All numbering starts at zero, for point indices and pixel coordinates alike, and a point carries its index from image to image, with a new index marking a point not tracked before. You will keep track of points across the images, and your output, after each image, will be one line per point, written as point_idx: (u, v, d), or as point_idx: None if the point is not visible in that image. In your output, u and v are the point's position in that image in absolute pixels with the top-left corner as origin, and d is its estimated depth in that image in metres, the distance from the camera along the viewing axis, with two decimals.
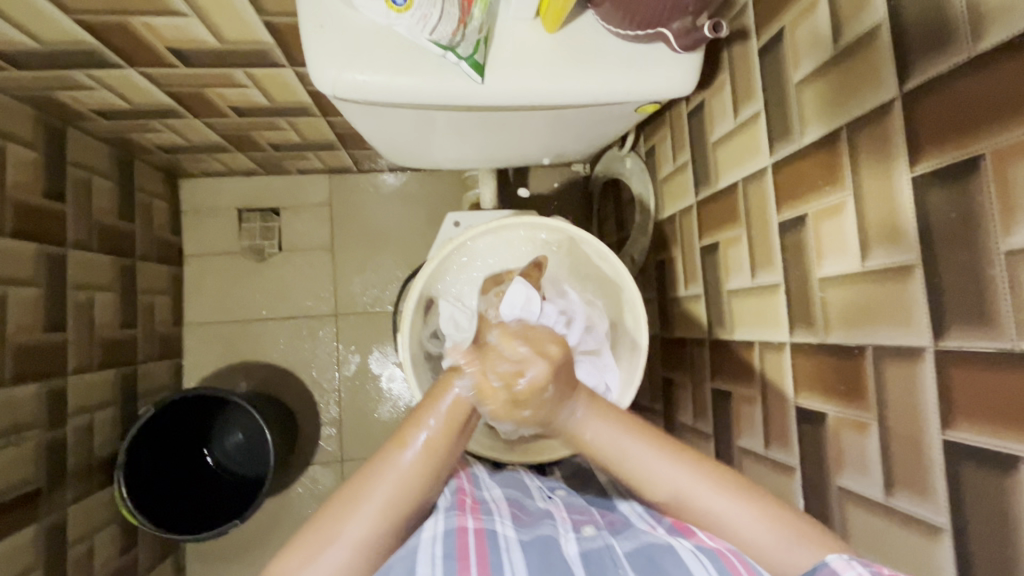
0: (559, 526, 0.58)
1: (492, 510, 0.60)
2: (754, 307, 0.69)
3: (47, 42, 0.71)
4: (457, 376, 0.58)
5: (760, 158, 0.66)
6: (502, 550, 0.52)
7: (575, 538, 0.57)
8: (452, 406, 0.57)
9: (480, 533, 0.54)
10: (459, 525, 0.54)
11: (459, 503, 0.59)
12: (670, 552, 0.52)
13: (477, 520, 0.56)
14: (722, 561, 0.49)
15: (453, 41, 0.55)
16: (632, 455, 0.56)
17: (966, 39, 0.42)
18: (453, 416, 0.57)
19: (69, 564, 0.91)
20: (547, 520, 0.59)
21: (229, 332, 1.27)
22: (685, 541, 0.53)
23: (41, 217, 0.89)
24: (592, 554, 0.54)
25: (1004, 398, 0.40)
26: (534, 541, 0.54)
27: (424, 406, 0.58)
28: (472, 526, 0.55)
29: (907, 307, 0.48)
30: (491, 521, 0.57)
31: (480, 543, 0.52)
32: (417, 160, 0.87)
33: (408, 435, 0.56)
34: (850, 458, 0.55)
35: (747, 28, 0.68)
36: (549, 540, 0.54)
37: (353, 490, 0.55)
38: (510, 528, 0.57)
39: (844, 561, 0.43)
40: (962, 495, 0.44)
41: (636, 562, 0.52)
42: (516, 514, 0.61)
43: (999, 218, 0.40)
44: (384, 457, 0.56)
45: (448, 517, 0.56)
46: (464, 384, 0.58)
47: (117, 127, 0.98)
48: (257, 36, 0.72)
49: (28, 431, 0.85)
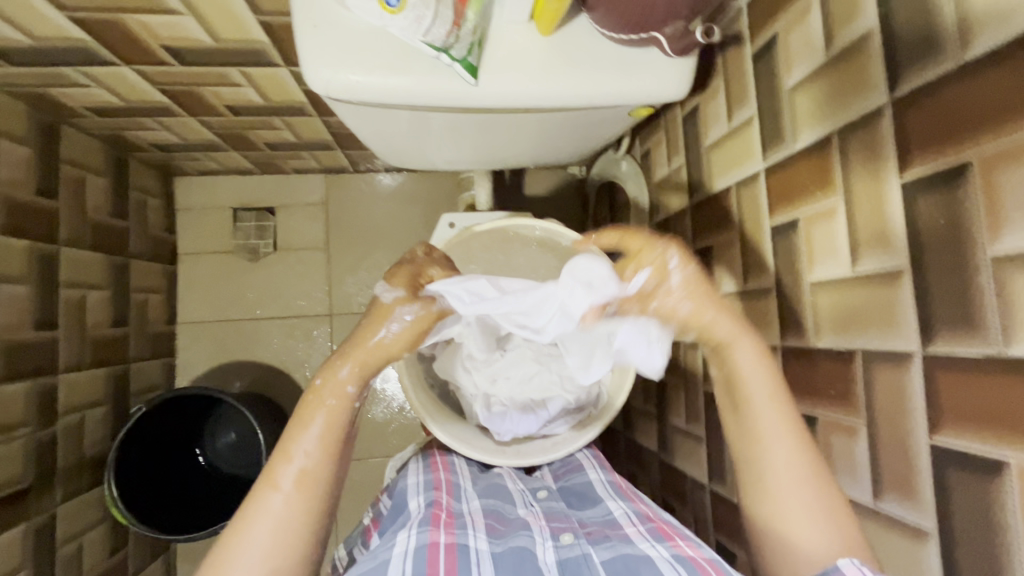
0: (535, 536, 0.58)
1: (467, 523, 0.59)
2: (747, 311, 0.69)
3: (40, 39, 0.71)
4: (317, 404, 0.58)
5: (753, 163, 0.67)
6: (474, 566, 0.52)
7: (553, 546, 0.58)
8: (314, 438, 0.57)
9: (451, 548, 0.54)
10: (432, 540, 0.54)
11: (433, 518, 0.58)
12: (647, 562, 0.53)
13: (449, 535, 0.56)
14: (690, 562, 0.52)
15: (447, 43, 0.55)
16: (767, 427, 0.56)
17: (955, 48, 0.43)
18: (324, 437, 0.58)
19: (57, 563, 0.90)
20: (523, 531, 0.59)
21: (222, 331, 1.27)
22: (662, 550, 0.54)
23: (33, 214, 0.89)
24: (569, 562, 0.56)
25: (991, 402, 0.41)
26: (506, 554, 0.55)
27: (289, 437, 0.58)
28: (444, 541, 0.54)
29: (896, 312, 0.48)
30: (464, 535, 0.56)
31: (451, 558, 0.52)
32: (411, 161, 0.87)
33: (278, 476, 0.56)
34: (840, 461, 0.55)
35: (741, 34, 0.69)
36: (524, 554, 0.55)
37: (227, 541, 0.54)
38: (483, 542, 0.57)
39: (856, 567, 0.45)
40: (949, 499, 0.44)
41: (613, 568, 0.54)
42: (492, 524, 0.61)
43: (987, 223, 0.41)
44: (255, 502, 0.55)
45: (420, 533, 0.55)
46: (328, 410, 0.58)
47: (111, 124, 0.98)
48: (253, 35, 0.72)
49: (17, 428, 0.84)
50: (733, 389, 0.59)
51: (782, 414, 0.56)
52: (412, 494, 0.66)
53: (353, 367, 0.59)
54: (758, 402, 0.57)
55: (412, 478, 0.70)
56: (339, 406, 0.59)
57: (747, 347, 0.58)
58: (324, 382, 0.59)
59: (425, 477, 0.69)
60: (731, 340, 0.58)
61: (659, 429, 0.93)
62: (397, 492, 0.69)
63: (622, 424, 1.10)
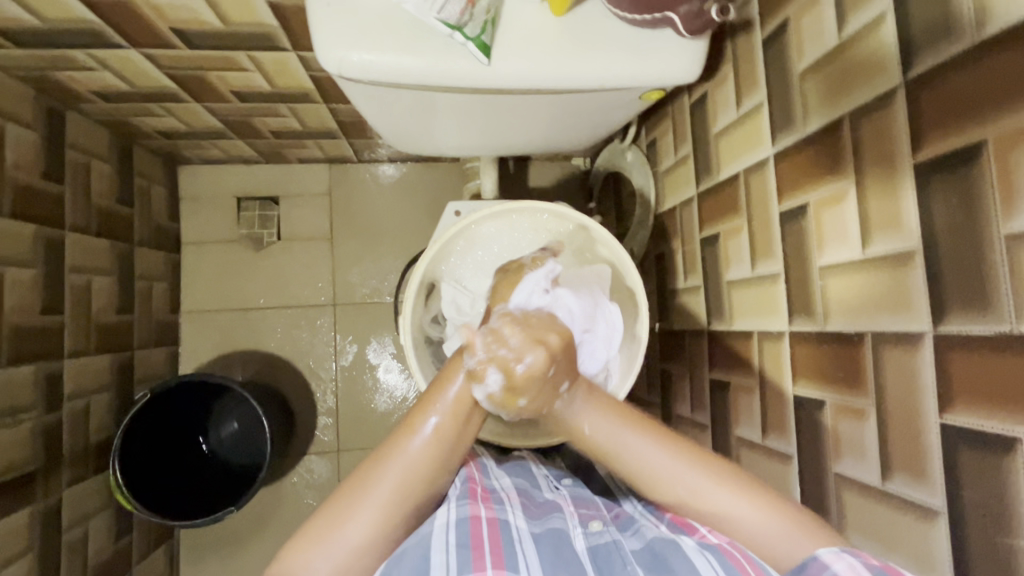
0: (568, 520, 0.58)
1: (503, 499, 0.59)
2: (754, 298, 0.70)
3: (49, 21, 0.71)
4: (468, 358, 0.57)
5: (762, 149, 0.67)
6: (516, 541, 0.52)
7: (583, 533, 0.56)
8: (461, 392, 0.55)
9: (492, 522, 0.53)
10: (473, 514, 0.53)
11: (471, 492, 0.57)
12: (675, 549, 0.51)
13: (489, 509, 0.55)
14: (729, 559, 0.49)
15: (461, 21, 0.55)
16: (629, 448, 0.54)
17: (969, 28, 0.43)
18: (463, 398, 0.55)
19: (63, 548, 0.90)
20: (556, 514, 0.58)
21: (225, 320, 1.27)
22: (688, 538, 0.54)
23: (40, 198, 0.89)
24: (600, 549, 0.54)
25: (1004, 380, 0.41)
26: (545, 534, 0.54)
27: (433, 388, 0.56)
28: (485, 515, 0.53)
29: (906, 293, 0.48)
30: (504, 511, 0.56)
31: (494, 532, 0.51)
32: (419, 146, 0.87)
33: (415, 420, 0.55)
34: (847, 444, 0.56)
35: (751, 20, 0.69)
36: (560, 535, 0.54)
37: (360, 479, 0.53)
38: (521, 519, 0.56)
39: (835, 555, 0.45)
40: (960, 478, 0.44)
41: (643, 558, 0.53)
42: (525, 505, 0.60)
43: (1000, 202, 0.41)
44: (391, 447, 0.54)
45: (461, 505, 0.54)
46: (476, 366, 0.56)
47: (117, 110, 0.98)
48: (262, 19, 0.72)
49: (24, 413, 0.84)
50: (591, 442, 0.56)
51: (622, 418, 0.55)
52: None
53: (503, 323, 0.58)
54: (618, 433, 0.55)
55: None
56: None
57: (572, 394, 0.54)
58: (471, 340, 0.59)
59: None
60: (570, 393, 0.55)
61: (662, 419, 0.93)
62: None
63: None
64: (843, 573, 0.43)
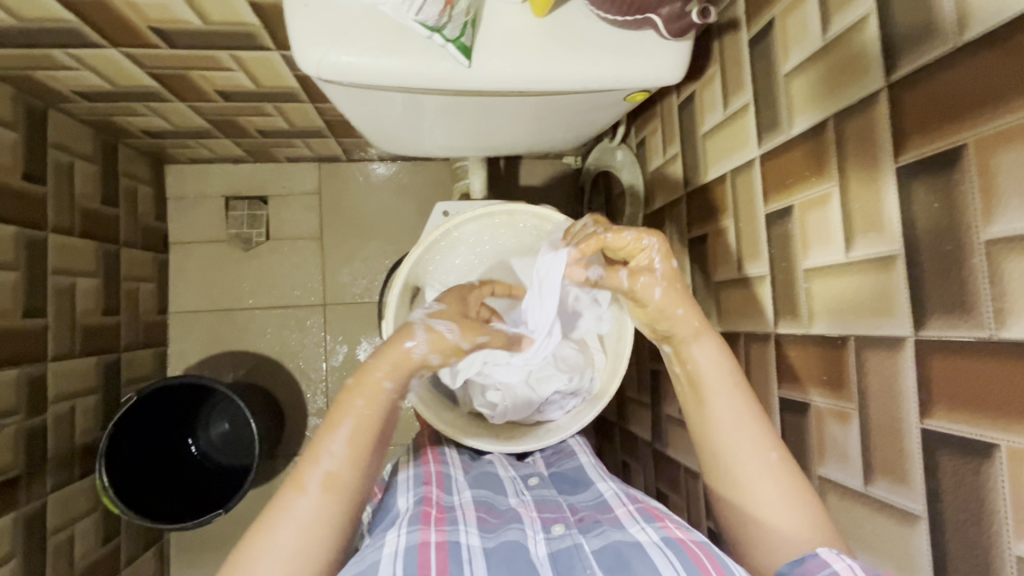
0: (527, 529, 0.57)
1: (458, 518, 0.58)
2: (741, 299, 0.69)
3: (26, 20, 0.70)
4: (351, 402, 0.59)
5: (748, 150, 0.67)
6: (466, 563, 0.51)
7: (544, 538, 0.57)
8: (348, 438, 0.57)
9: (442, 546, 0.52)
10: (422, 540, 0.52)
11: (424, 515, 0.57)
12: (639, 551, 0.51)
13: (439, 533, 0.54)
14: (691, 557, 0.49)
15: (440, 23, 0.54)
16: (718, 415, 0.59)
17: (951, 31, 0.42)
18: (351, 442, 0.57)
19: (48, 553, 0.89)
20: (514, 525, 0.58)
21: (213, 320, 1.26)
22: (652, 533, 0.54)
23: (21, 200, 0.88)
24: (560, 555, 0.54)
25: (984, 386, 0.41)
26: (498, 549, 0.54)
27: (320, 439, 0.57)
28: (435, 540, 0.53)
29: (890, 296, 0.48)
30: (455, 532, 0.55)
31: (443, 558, 0.51)
32: (405, 147, 0.87)
33: (304, 477, 0.55)
34: (831, 447, 0.56)
35: (738, 20, 0.68)
36: (515, 548, 0.54)
37: (251, 544, 0.52)
38: (474, 536, 0.55)
39: (834, 555, 0.46)
40: (940, 483, 0.44)
41: (604, 560, 0.52)
42: (484, 518, 0.60)
43: (980, 207, 0.41)
44: (282, 505, 0.54)
45: (410, 532, 0.53)
46: (358, 413, 0.58)
47: (100, 110, 0.97)
48: (244, 18, 0.71)
49: (7, 417, 0.83)
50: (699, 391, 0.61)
51: (742, 402, 0.59)
52: (402, 491, 0.65)
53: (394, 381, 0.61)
54: (721, 405, 0.60)
55: (400, 476, 0.69)
56: (367, 411, 0.58)
57: (709, 341, 0.61)
58: (363, 374, 0.60)
59: (415, 471, 0.68)
60: (693, 339, 0.61)
61: (652, 419, 0.93)
62: (387, 490, 0.68)
63: (615, 414, 1.10)
64: (841, 572, 0.44)
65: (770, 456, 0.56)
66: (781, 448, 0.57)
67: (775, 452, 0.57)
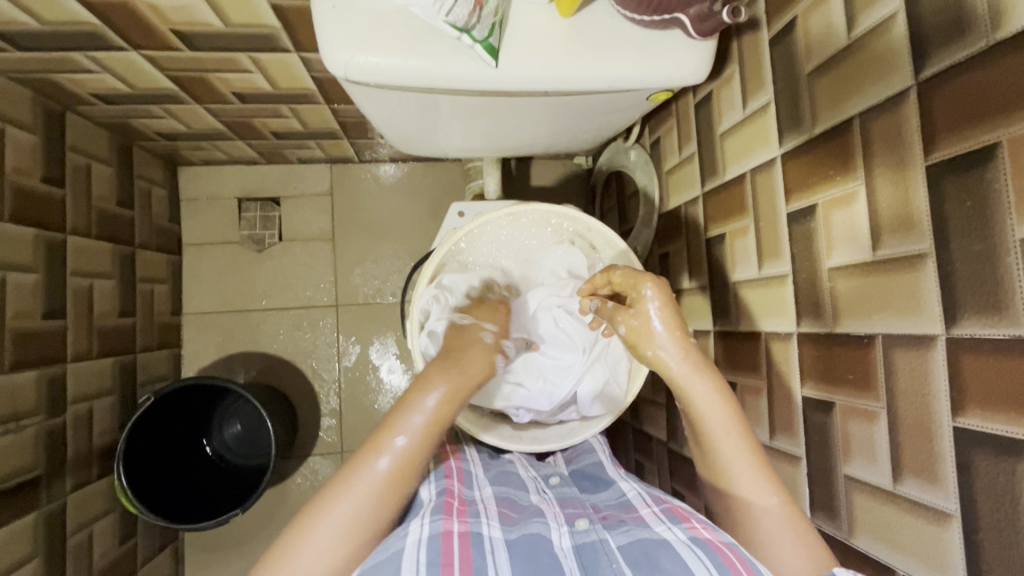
0: (550, 522, 0.57)
1: (480, 511, 0.58)
2: (762, 298, 0.69)
3: (49, 23, 0.70)
4: (433, 391, 0.63)
5: (769, 149, 0.66)
6: (488, 553, 0.51)
7: (568, 531, 0.57)
8: (425, 418, 0.61)
9: (464, 536, 0.52)
10: (445, 530, 0.52)
11: (446, 507, 0.57)
12: (667, 549, 0.51)
13: (462, 524, 0.54)
14: (720, 557, 0.49)
15: (469, 24, 0.54)
16: (723, 450, 0.62)
17: (985, 28, 0.42)
18: (429, 424, 0.61)
19: (68, 552, 0.90)
20: (536, 519, 0.58)
21: (227, 321, 1.26)
22: (678, 532, 0.54)
23: (40, 202, 0.88)
24: (584, 548, 0.54)
25: (1017, 385, 0.41)
26: (519, 542, 0.54)
27: (400, 411, 0.61)
28: (458, 530, 0.53)
29: (919, 296, 0.48)
30: (477, 524, 0.55)
31: (465, 546, 0.51)
32: (421, 147, 0.87)
33: (383, 441, 0.59)
34: (857, 446, 0.55)
35: (758, 19, 0.68)
36: (537, 541, 0.53)
37: (326, 497, 0.55)
38: (496, 529, 0.56)
39: None
40: (973, 482, 0.44)
41: (630, 554, 0.52)
42: (505, 512, 0.60)
43: (1015, 204, 0.40)
44: (357, 464, 0.57)
45: (433, 521, 0.54)
46: (436, 401, 0.62)
47: (118, 112, 0.97)
48: (264, 20, 0.71)
49: (28, 418, 0.84)
50: (698, 427, 0.64)
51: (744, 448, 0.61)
52: (422, 484, 0.65)
53: (462, 379, 0.65)
54: (729, 447, 0.61)
55: None
56: (442, 403, 0.62)
57: (703, 388, 0.63)
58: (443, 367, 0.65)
59: (436, 466, 0.68)
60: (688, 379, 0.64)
61: (667, 420, 0.92)
62: None
63: (629, 414, 1.10)
64: None
65: (769, 501, 0.57)
66: (782, 493, 0.58)
67: (775, 497, 0.57)
